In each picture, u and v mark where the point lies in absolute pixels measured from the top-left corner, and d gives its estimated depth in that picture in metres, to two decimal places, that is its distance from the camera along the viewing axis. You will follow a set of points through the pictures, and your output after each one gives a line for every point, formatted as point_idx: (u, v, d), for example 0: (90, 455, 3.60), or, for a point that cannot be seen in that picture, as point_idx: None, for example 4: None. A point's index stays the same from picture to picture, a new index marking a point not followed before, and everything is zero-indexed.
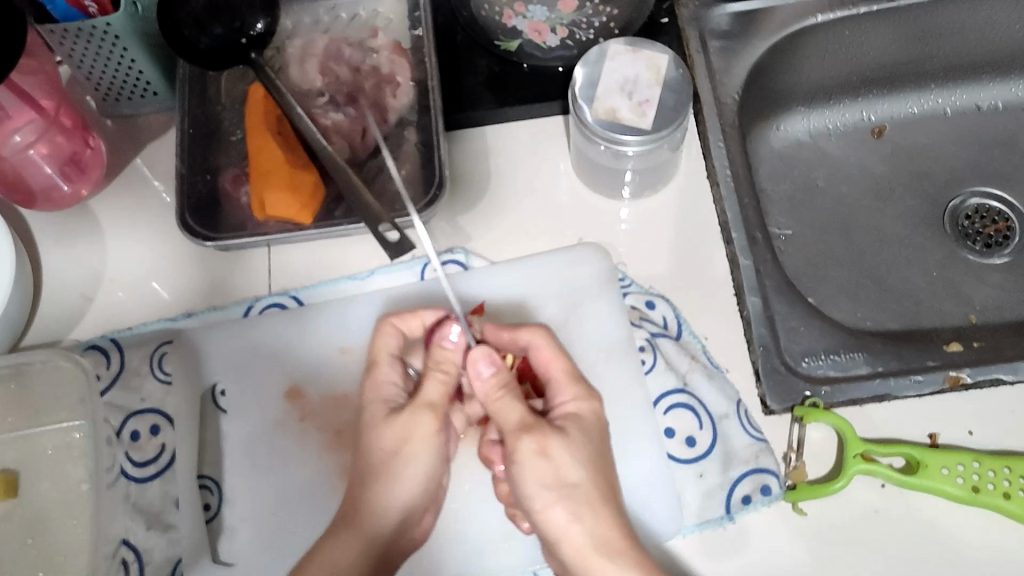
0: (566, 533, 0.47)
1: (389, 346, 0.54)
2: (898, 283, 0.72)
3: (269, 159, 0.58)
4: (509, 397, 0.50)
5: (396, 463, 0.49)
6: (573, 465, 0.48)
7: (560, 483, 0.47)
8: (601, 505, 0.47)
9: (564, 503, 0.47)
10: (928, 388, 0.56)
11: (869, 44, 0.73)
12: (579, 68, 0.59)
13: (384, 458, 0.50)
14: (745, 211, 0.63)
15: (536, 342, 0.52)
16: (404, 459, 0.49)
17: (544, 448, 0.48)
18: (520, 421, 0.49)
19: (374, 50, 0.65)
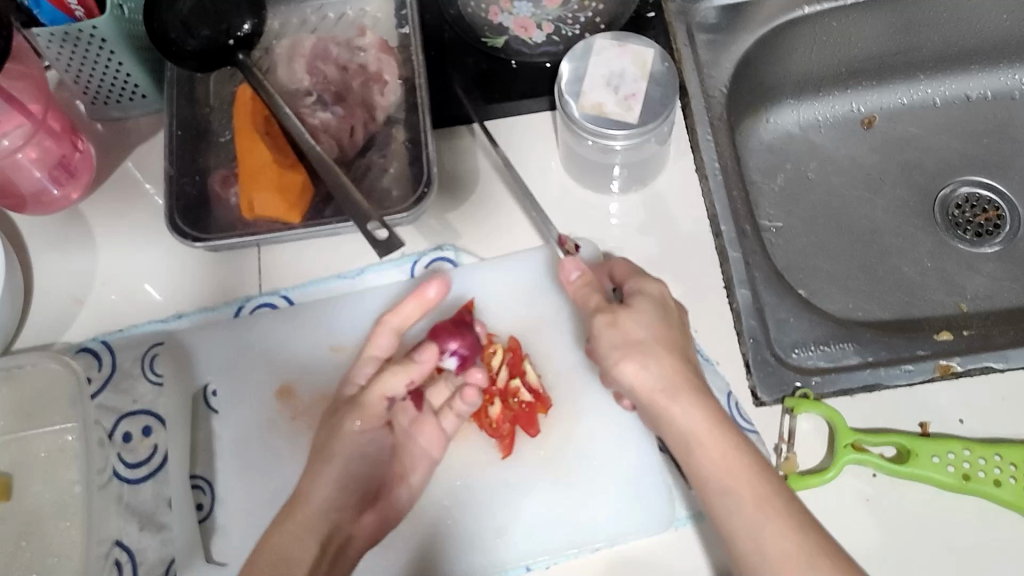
0: (636, 381, 0.48)
1: (381, 347, 0.55)
2: (888, 273, 0.72)
3: (257, 159, 0.58)
4: (588, 291, 0.53)
5: (328, 463, 0.52)
6: (640, 328, 0.49)
7: (628, 342, 0.49)
8: (678, 360, 0.48)
9: (636, 359, 0.48)
10: (918, 377, 0.57)
11: (857, 35, 0.73)
12: (565, 63, 0.59)
13: (321, 461, 0.52)
14: (733, 204, 0.63)
15: (617, 256, 0.55)
16: (332, 462, 0.52)
17: (613, 319, 0.50)
18: (594, 306, 0.51)
19: (362, 49, 0.65)
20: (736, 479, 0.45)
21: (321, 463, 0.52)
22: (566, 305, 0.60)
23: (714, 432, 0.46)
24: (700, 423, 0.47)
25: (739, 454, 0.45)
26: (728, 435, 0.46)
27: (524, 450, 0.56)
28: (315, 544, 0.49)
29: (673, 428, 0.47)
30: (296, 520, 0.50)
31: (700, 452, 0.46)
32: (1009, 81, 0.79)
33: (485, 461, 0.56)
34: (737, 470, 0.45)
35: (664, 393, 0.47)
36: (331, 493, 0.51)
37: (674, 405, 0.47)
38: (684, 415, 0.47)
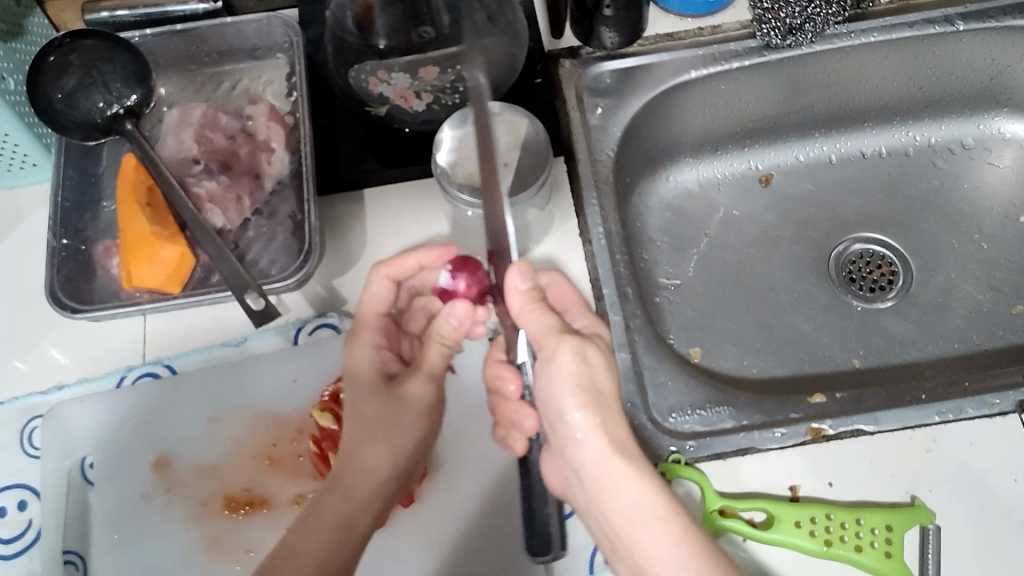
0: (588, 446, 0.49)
1: (380, 293, 0.57)
2: (783, 329, 0.73)
3: (135, 231, 0.59)
4: (560, 341, 0.50)
5: (393, 425, 0.52)
6: (604, 384, 0.51)
7: (591, 387, 0.50)
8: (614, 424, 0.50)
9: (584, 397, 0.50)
10: (790, 441, 0.57)
11: (747, 96, 0.75)
12: (443, 129, 0.61)
13: (368, 429, 0.52)
14: (617, 268, 0.64)
15: (553, 283, 0.59)
16: (384, 425, 0.52)
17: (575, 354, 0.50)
18: (553, 328, 0.50)
19: (251, 117, 0.67)
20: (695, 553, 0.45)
21: (368, 419, 0.53)
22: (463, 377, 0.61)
23: (669, 513, 0.46)
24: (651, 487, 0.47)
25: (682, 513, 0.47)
26: (674, 501, 0.47)
27: (398, 519, 0.57)
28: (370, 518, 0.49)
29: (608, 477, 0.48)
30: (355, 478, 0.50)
31: (655, 519, 0.46)
32: (902, 138, 0.80)
33: None
34: (678, 521, 0.46)
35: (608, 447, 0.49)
36: (378, 463, 0.51)
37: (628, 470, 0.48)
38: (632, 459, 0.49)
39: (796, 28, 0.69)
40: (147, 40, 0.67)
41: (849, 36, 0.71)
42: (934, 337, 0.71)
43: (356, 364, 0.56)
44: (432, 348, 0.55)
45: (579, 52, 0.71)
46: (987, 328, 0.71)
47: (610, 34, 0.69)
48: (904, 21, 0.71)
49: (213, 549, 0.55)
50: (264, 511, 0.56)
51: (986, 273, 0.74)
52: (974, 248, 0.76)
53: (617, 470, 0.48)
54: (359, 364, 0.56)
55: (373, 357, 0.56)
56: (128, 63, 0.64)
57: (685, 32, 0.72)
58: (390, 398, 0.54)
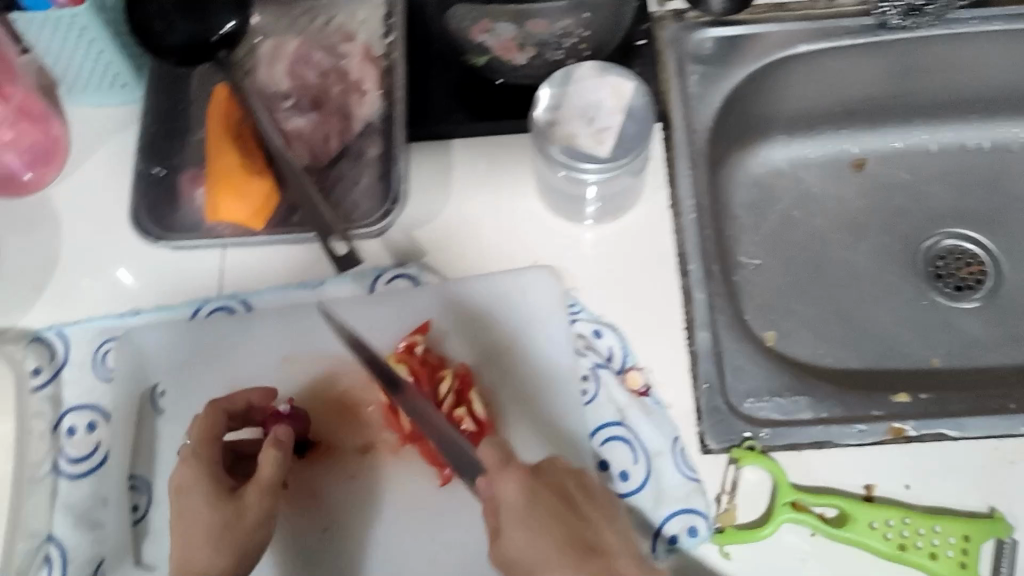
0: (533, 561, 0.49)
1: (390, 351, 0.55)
2: (862, 321, 0.71)
3: (224, 162, 0.58)
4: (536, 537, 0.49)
5: (185, 520, 0.50)
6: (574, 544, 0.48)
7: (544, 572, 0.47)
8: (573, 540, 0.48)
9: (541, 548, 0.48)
10: (869, 438, 0.56)
11: (852, 77, 0.72)
12: (543, 89, 0.59)
13: (182, 531, 0.50)
14: (704, 244, 0.62)
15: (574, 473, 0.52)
16: (194, 528, 0.49)
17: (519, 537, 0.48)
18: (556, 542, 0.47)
19: (345, 56, 0.65)
20: None
21: (198, 522, 0.49)
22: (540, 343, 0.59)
23: None
24: None
25: None
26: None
27: (463, 480, 0.55)
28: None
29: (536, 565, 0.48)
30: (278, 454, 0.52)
31: None
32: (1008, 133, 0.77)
33: (422, 487, 0.55)
34: None
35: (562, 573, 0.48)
36: (214, 551, 0.48)
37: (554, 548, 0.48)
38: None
39: (916, 9, 0.66)
40: None
41: (970, 22, 0.67)
42: (1020, 343, 0.69)
43: (182, 483, 0.51)
44: (267, 458, 0.52)
45: (687, 15, 0.69)
46: None
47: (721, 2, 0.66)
48: None
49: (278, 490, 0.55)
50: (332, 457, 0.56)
51: None
52: None
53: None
54: (181, 486, 0.51)
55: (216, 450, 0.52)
56: None
57: (797, 3, 0.69)
58: (235, 507, 0.50)
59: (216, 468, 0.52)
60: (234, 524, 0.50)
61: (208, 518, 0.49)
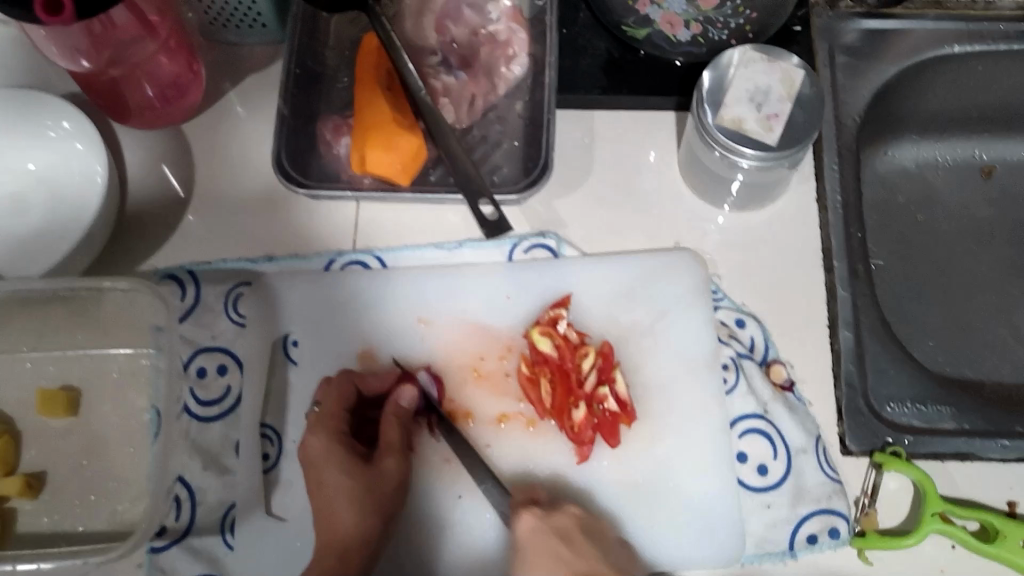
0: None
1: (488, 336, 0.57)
2: (983, 333, 0.70)
3: (373, 115, 0.57)
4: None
5: (325, 487, 0.51)
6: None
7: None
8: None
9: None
10: (1013, 454, 0.55)
11: (998, 83, 0.70)
12: (706, 71, 0.56)
13: (322, 501, 0.51)
14: (850, 241, 0.60)
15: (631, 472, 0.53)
16: (335, 495, 0.51)
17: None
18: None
19: (494, 14, 0.63)
20: None
21: (340, 491, 0.51)
22: (679, 329, 0.58)
23: None
24: None
25: None
26: None
27: (601, 458, 0.55)
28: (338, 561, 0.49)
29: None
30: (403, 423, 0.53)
31: None
32: None
33: (561, 465, 0.54)
34: None
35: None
36: (360, 517, 0.50)
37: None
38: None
39: None
40: None
41: None
42: None
43: (312, 452, 0.52)
44: (392, 424, 0.53)
45: (839, 4, 0.67)
46: None
47: None
48: None
49: (418, 451, 0.55)
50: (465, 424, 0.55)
51: None
52: None
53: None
54: (315, 456, 0.52)
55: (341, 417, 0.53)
56: None
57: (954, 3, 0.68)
58: (370, 473, 0.51)
59: (343, 437, 0.53)
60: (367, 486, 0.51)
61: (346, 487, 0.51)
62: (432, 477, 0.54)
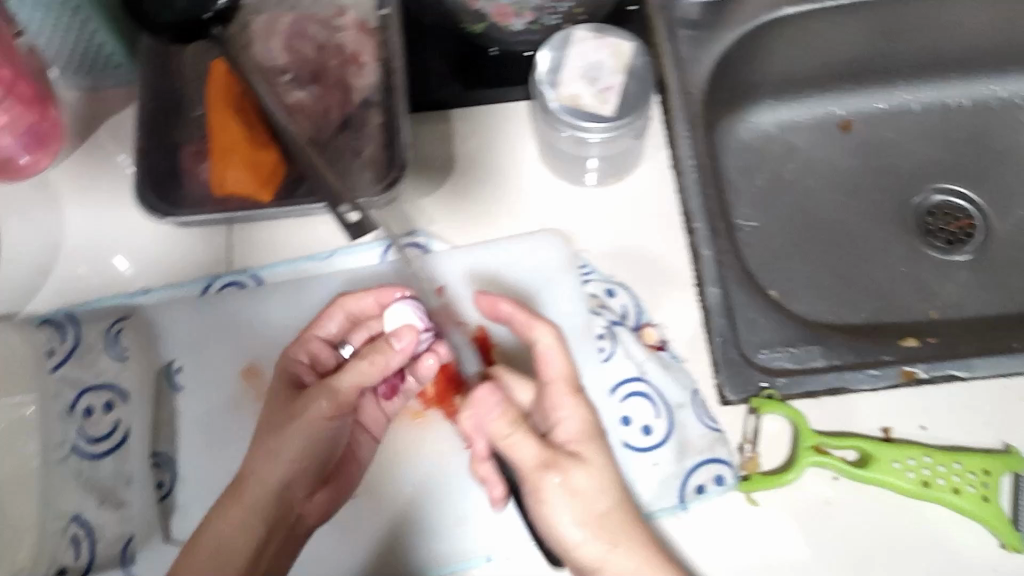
0: (551, 513, 0.51)
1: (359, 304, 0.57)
2: (860, 278, 0.73)
3: (228, 139, 0.58)
4: (522, 433, 0.51)
5: (273, 443, 0.52)
6: (595, 490, 0.51)
7: (589, 517, 0.50)
8: (615, 527, 0.51)
9: (581, 523, 0.50)
10: (883, 382, 0.56)
11: (836, 39, 0.74)
12: (544, 51, 0.59)
13: (215, 514, 0.50)
14: (708, 202, 0.63)
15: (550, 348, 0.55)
16: (226, 504, 0.50)
17: (565, 478, 0.51)
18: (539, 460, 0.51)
19: (340, 28, 0.65)
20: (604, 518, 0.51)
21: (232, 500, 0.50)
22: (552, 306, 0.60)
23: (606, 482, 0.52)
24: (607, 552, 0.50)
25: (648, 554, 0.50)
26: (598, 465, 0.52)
27: None
28: (264, 525, 0.50)
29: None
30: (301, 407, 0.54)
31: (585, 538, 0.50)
32: (987, 90, 0.79)
33: (448, 449, 0.56)
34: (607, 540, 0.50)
35: (506, 420, 0.51)
36: (245, 522, 0.50)
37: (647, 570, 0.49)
38: (554, 352, 0.55)
39: None
40: None
41: None
42: (1009, 295, 0.72)
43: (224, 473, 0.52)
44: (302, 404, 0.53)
45: None
46: None
47: None
48: None
49: None
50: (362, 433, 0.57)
51: None
52: None
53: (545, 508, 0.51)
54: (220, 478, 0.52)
55: (290, 381, 0.56)
56: None
57: None
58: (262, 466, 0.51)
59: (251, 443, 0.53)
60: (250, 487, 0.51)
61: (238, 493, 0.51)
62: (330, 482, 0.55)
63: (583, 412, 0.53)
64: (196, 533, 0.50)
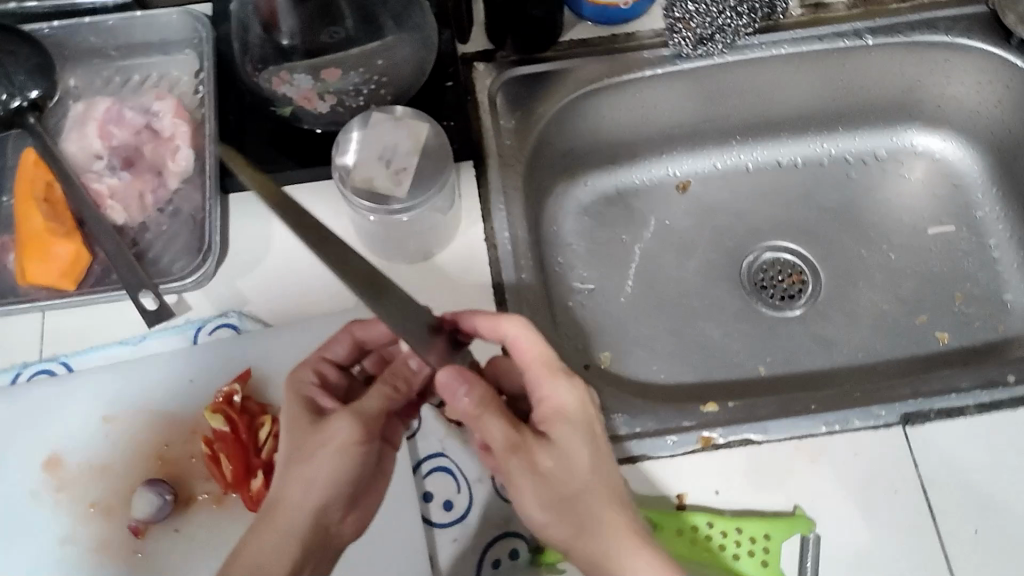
0: (524, 506, 0.47)
1: (334, 351, 0.55)
2: (696, 336, 0.73)
3: (29, 228, 0.59)
4: (492, 413, 0.47)
5: (306, 465, 0.49)
6: (565, 473, 0.46)
7: (555, 499, 0.46)
8: (577, 509, 0.46)
9: (540, 504, 0.46)
10: (681, 448, 0.58)
11: (662, 104, 0.76)
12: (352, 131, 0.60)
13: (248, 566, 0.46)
14: (521, 273, 0.64)
15: (519, 332, 0.50)
16: (271, 551, 0.47)
17: (533, 462, 0.46)
18: (506, 442, 0.46)
19: (158, 113, 0.66)
20: (617, 529, 0.46)
21: (253, 550, 0.46)
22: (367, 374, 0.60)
23: (600, 482, 0.47)
24: (632, 547, 0.45)
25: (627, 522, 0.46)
26: (609, 476, 0.48)
27: None
28: (303, 542, 0.48)
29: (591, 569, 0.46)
30: (295, 438, 0.50)
31: (603, 536, 0.45)
32: (817, 149, 0.82)
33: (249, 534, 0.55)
34: (614, 538, 0.45)
35: (474, 408, 0.46)
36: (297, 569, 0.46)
37: (612, 559, 0.45)
38: (528, 337, 0.51)
39: (705, 39, 0.71)
40: (53, 32, 0.67)
41: (760, 48, 0.72)
42: (839, 348, 0.73)
43: (246, 539, 0.47)
44: (299, 425, 0.51)
45: (495, 56, 0.71)
46: (892, 338, 0.73)
47: (517, 29, 0.69)
48: (814, 34, 0.72)
49: (106, 548, 0.55)
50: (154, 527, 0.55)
51: (892, 284, 0.76)
52: (882, 259, 0.77)
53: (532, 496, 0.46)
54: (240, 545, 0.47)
55: (306, 402, 0.52)
56: (31, 56, 0.65)
57: (598, 40, 0.73)
58: (278, 512, 0.48)
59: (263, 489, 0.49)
60: (268, 521, 0.48)
61: (262, 541, 0.47)
62: (129, 572, 0.54)
63: (572, 395, 0.49)
64: (230, 556, 0.47)
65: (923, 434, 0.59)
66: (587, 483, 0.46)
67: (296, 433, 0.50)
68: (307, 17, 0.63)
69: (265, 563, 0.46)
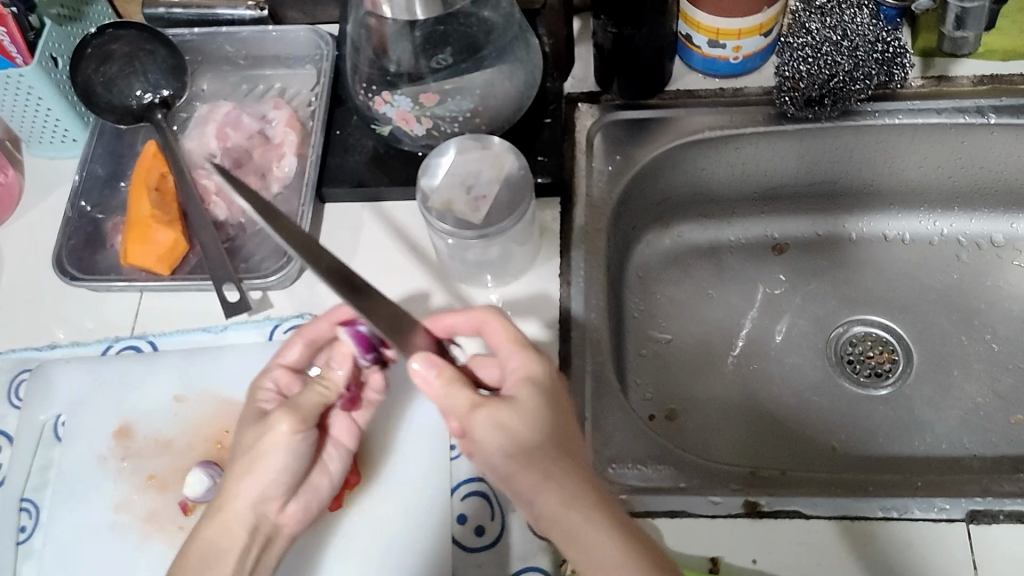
0: (492, 466, 0.45)
1: (289, 355, 0.56)
2: (766, 403, 0.71)
3: (138, 212, 0.64)
4: (456, 387, 0.45)
5: (248, 462, 0.50)
6: (525, 425, 0.44)
7: (521, 448, 0.43)
8: (549, 454, 0.43)
9: (511, 459, 0.43)
10: (722, 511, 0.56)
11: (766, 163, 0.75)
12: (450, 146, 0.63)
13: (197, 561, 0.48)
14: (589, 311, 0.64)
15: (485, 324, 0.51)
16: (215, 542, 0.49)
17: (500, 415, 0.44)
18: (472, 401, 0.45)
19: (271, 120, 0.70)
20: (570, 504, 0.42)
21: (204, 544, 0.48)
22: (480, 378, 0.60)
23: (558, 462, 0.43)
24: (589, 509, 0.42)
25: (593, 505, 0.42)
26: (565, 449, 0.44)
27: (322, 523, 0.57)
28: (246, 532, 0.49)
29: (561, 531, 0.42)
30: (244, 437, 0.51)
31: (564, 523, 0.41)
32: (929, 226, 0.78)
33: None
34: (580, 510, 0.42)
35: (433, 389, 0.45)
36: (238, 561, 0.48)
37: (575, 515, 0.41)
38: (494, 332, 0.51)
39: (815, 101, 0.69)
40: (194, 38, 0.74)
41: (873, 114, 0.70)
42: (921, 435, 0.68)
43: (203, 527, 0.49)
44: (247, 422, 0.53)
45: (600, 98, 0.73)
46: (981, 433, 0.68)
47: (624, 74, 0.70)
48: (934, 107, 0.69)
49: (153, 520, 0.58)
50: (198, 509, 0.58)
51: (991, 376, 0.71)
52: (983, 349, 0.72)
53: (496, 458, 0.44)
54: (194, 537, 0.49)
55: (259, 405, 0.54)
56: (165, 57, 0.70)
57: (705, 91, 0.73)
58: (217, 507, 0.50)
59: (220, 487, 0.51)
60: (218, 514, 0.49)
61: (218, 533, 0.49)
62: (167, 544, 0.57)
63: (531, 365, 0.48)
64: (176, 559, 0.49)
65: (988, 536, 0.54)
66: (538, 447, 0.43)
67: (246, 428, 0.52)
68: (414, 44, 0.63)
69: (194, 559, 0.48)
